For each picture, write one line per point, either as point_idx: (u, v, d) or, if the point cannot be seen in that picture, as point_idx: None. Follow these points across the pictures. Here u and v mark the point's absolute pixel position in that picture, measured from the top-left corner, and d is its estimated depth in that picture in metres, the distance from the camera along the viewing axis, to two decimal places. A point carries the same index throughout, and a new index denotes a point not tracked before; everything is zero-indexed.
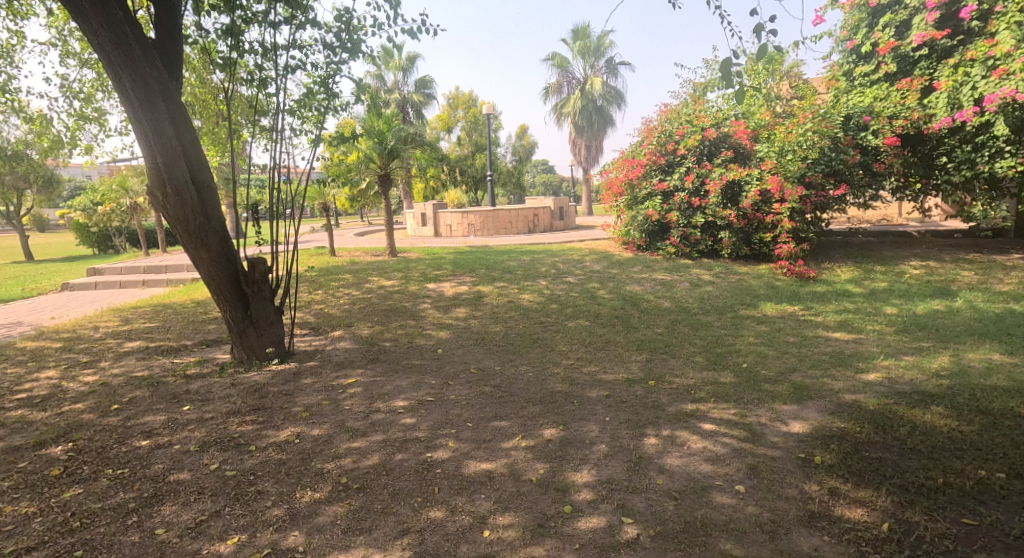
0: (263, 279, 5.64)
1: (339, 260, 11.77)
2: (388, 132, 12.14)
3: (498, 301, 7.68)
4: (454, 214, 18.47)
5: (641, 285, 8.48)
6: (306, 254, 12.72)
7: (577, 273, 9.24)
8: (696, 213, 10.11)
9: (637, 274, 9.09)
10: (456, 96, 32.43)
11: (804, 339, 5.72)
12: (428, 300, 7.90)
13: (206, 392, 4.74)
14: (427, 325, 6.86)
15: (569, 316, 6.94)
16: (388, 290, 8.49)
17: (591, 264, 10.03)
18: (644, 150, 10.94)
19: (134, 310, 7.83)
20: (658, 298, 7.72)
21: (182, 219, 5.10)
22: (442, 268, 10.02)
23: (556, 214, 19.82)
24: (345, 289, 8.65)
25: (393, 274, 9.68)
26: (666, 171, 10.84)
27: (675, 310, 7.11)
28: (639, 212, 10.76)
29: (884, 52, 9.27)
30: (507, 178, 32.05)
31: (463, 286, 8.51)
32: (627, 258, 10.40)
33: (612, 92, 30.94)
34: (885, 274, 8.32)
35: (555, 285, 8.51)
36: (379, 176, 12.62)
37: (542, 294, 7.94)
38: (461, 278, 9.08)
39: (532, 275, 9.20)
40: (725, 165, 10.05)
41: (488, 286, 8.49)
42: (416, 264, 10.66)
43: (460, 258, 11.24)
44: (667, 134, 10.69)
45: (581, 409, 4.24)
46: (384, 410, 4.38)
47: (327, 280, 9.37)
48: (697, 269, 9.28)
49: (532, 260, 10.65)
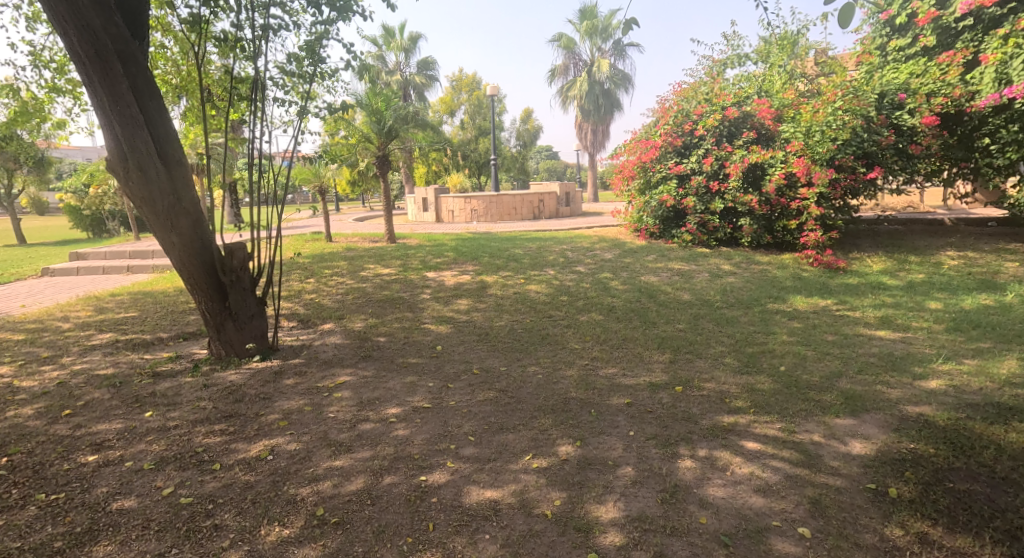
0: (243, 267, 5.07)
1: (335, 246, 11.19)
2: (386, 111, 11.47)
3: (503, 293, 7.09)
4: (457, 199, 17.87)
5: (656, 275, 7.88)
6: (301, 240, 12.15)
7: (587, 263, 8.63)
8: (715, 198, 9.47)
9: (652, 264, 8.50)
10: (460, 78, 31.66)
11: (845, 337, 5.13)
12: (427, 290, 7.32)
13: (174, 395, 4.18)
14: (426, 318, 6.29)
15: (580, 309, 6.36)
16: (385, 279, 7.92)
17: (602, 252, 9.43)
18: (659, 130, 10.29)
19: (111, 299, 7.28)
20: (675, 290, 7.12)
21: (148, 199, 4.52)
22: (443, 256, 9.43)
23: (562, 199, 19.17)
24: (339, 278, 8.08)
25: (391, 261, 9.10)
26: (683, 153, 10.22)
27: (695, 304, 6.52)
28: (653, 197, 10.14)
29: (923, 23, 8.62)
30: (512, 163, 31.37)
31: (465, 276, 7.94)
32: (640, 246, 9.79)
33: (620, 75, 30.07)
34: (921, 265, 7.71)
35: (564, 274, 7.92)
36: (377, 158, 11.98)
37: (550, 285, 7.36)
38: (463, 267, 8.50)
39: (538, 264, 8.60)
40: (746, 147, 9.39)
41: (492, 276, 7.90)
42: (415, 251, 10.07)
43: (463, 245, 10.67)
44: (684, 114, 10.07)
45: (600, 421, 3.68)
46: (374, 419, 3.83)
47: (320, 268, 8.80)
48: (716, 259, 8.66)
49: (539, 248, 10.04)
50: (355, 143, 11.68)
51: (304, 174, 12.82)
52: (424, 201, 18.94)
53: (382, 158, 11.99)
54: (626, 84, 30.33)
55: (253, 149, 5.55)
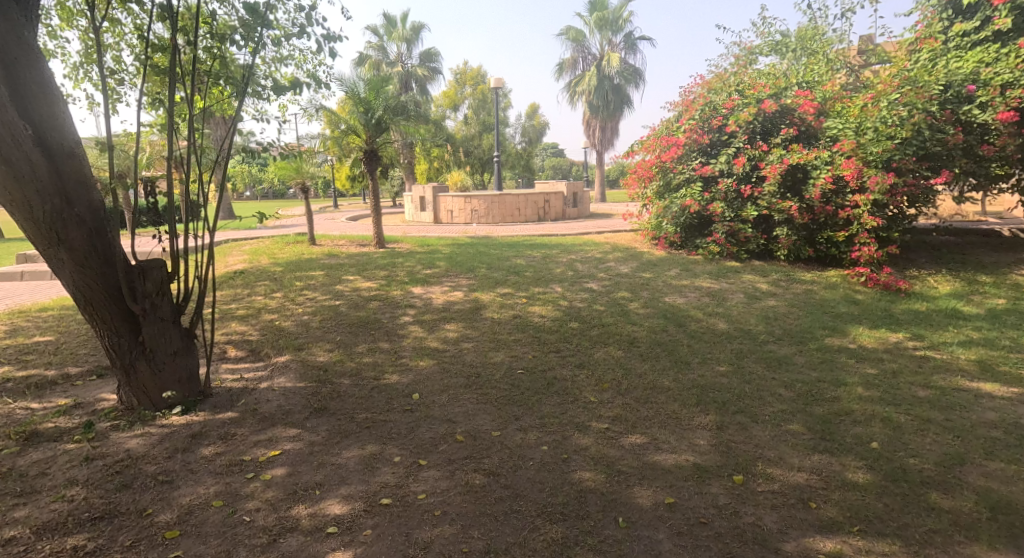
0: (159, 292, 3.88)
1: (316, 250, 10.03)
2: (375, 100, 10.20)
3: (501, 317, 5.93)
4: (456, 199, 16.70)
5: (683, 295, 6.72)
6: (281, 243, 11.00)
7: (600, 278, 7.46)
8: (747, 205, 8.29)
9: (675, 281, 7.32)
10: (464, 71, 30.15)
11: (943, 394, 3.95)
12: (412, 311, 6.16)
13: (36, 475, 3.03)
14: (405, 350, 5.14)
15: (594, 344, 5.20)
16: (363, 295, 6.76)
17: (616, 264, 8.25)
18: (682, 126, 9.08)
19: (35, 315, 6.12)
20: (707, 316, 5.95)
21: (21, 201, 3.33)
22: (434, 266, 8.28)
23: (569, 200, 17.98)
24: (310, 291, 6.94)
25: (374, 272, 7.94)
26: (710, 153, 9.08)
27: (736, 336, 5.34)
28: (674, 202, 8.96)
29: (998, 3, 7.39)
30: (516, 160, 30.22)
31: (457, 293, 6.78)
32: (659, 258, 8.61)
33: (630, 70, 28.84)
34: (998, 289, 6.51)
35: (573, 293, 6.76)
36: (364, 152, 10.74)
37: (557, 308, 6.19)
38: (456, 281, 7.33)
39: (543, 279, 7.43)
40: (785, 145, 8.18)
41: (489, 293, 6.75)
42: (404, 259, 8.92)
43: (458, 252, 9.51)
44: (712, 107, 8.84)
45: (633, 543, 2.53)
46: (309, 526, 2.69)
47: (292, 278, 7.64)
48: (750, 276, 7.48)
49: (544, 258, 8.86)
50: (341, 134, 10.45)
51: (286, 168, 11.62)
52: (421, 200, 17.81)
53: (368, 151, 10.70)
54: (637, 79, 29.04)
55: (177, 139, 4.34)
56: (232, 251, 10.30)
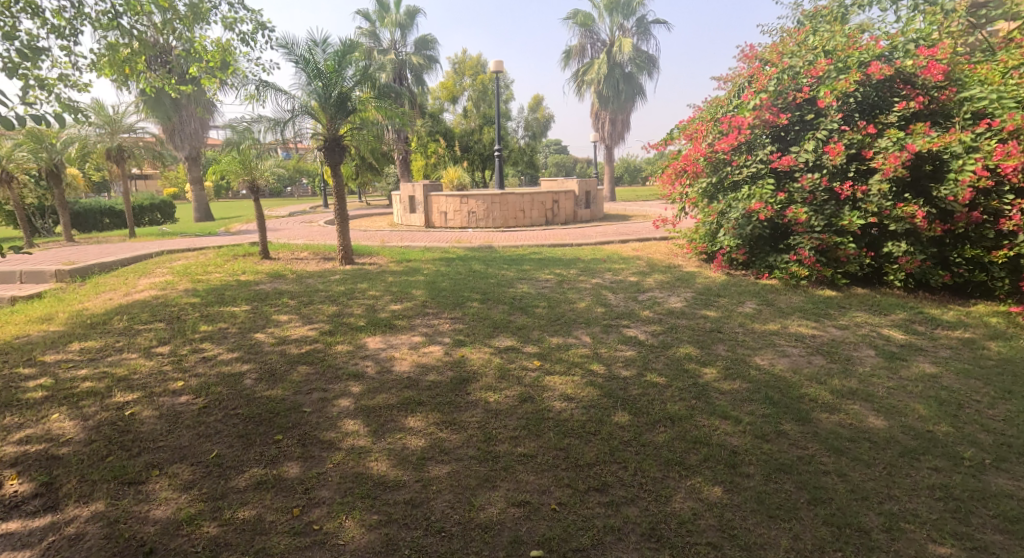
0: None
1: (263, 269, 7.77)
2: (337, 73, 7.68)
3: (500, 404, 3.62)
4: (451, 199, 14.39)
5: (778, 352, 4.40)
6: (223, 257, 8.69)
7: (646, 319, 5.14)
8: (845, 209, 6.02)
9: (757, 324, 4.99)
10: (462, 59, 27.51)
11: None
12: (356, 386, 3.84)
13: None
14: (325, 486, 2.82)
15: (665, 476, 2.89)
16: (291, 350, 4.44)
17: (663, 295, 5.93)
18: (749, 102, 6.77)
19: None
20: (838, 400, 3.62)
21: None
22: (408, 297, 5.95)
23: (580, 200, 15.61)
24: (213, 342, 4.61)
25: (322, 306, 5.64)
26: (784, 139, 6.81)
27: (916, 451, 3.02)
28: (737, 205, 6.66)
29: None
30: (519, 156, 27.96)
31: (435, 349, 4.48)
32: (718, 284, 6.29)
33: (644, 57, 26.42)
34: None
35: (610, 349, 4.45)
36: (323, 142, 8.04)
37: (590, 383, 3.88)
38: (434, 325, 5.01)
39: (561, 320, 5.10)
40: (902, 126, 5.85)
41: (481, 351, 4.44)
42: (370, 283, 6.63)
43: (445, 273, 7.21)
44: (792, 74, 6.49)
45: None
46: None
47: (202, 317, 5.33)
48: (863, 316, 5.15)
49: (560, 283, 6.55)
50: (288, 117, 7.77)
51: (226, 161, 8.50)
52: (411, 200, 15.48)
53: (327, 142, 8.01)
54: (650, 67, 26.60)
55: None
56: (155, 266, 8.00)
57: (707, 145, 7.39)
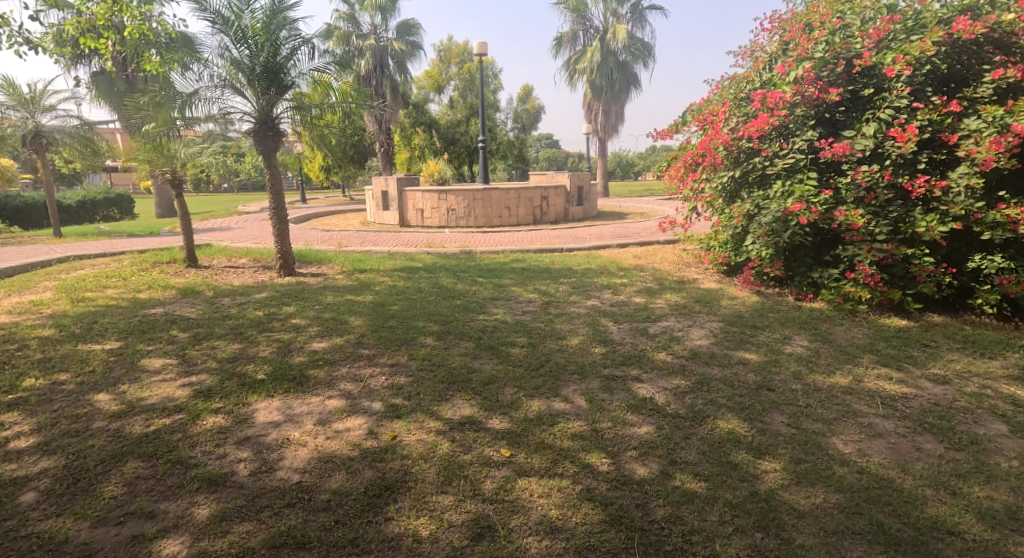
0: None
1: (178, 283, 6.25)
2: (266, 36, 6.09)
3: (436, 548, 2.16)
4: (428, 194, 12.86)
5: (864, 427, 2.97)
6: (136, 266, 7.14)
7: (664, 368, 3.69)
8: (918, 212, 4.61)
9: (817, 376, 3.56)
10: (450, 47, 25.94)
11: None
12: (205, 506, 2.34)
13: None
14: None
15: None
16: (133, 426, 2.90)
17: (681, 326, 4.48)
18: (787, 74, 5.32)
19: None
20: (997, 535, 2.19)
21: None
22: (342, 329, 4.46)
23: (572, 196, 14.15)
24: (23, 410, 3.07)
25: (219, 344, 4.10)
26: (829, 122, 5.41)
27: None
28: (771, 205, 5.21)
29: None
30: (508, 149, 26.47)
31: (355, 424, 3.00)
32: (750, 310, 4.86)
33: (640, 45, 25.00)
34: None
35: (614, 425, 3.00)
36: (252, 124, 6.43)
37: (586, 499, 2.42)
38: (364, 379, 3.52)
39: (544, 371, 3.64)
40: (997, 102, 4.45)
41: (423, 429, 2.96)
42: (300, 306, 5.12)
43: (401, 290, 5.72)
44: (845, 38, 5.05)
45: None
46: None
47: (38, 361, 3.75)
48: (962, 361, 3.73)
49: (545, 305, 5.09)
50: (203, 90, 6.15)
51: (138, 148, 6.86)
52: (384, 196, 13.92)
53: (258, 124, 6.41)
54: (646, 56, 25.18)
55: None
56: (43, 277, 6.42)
57: (730, 130, 5.95)
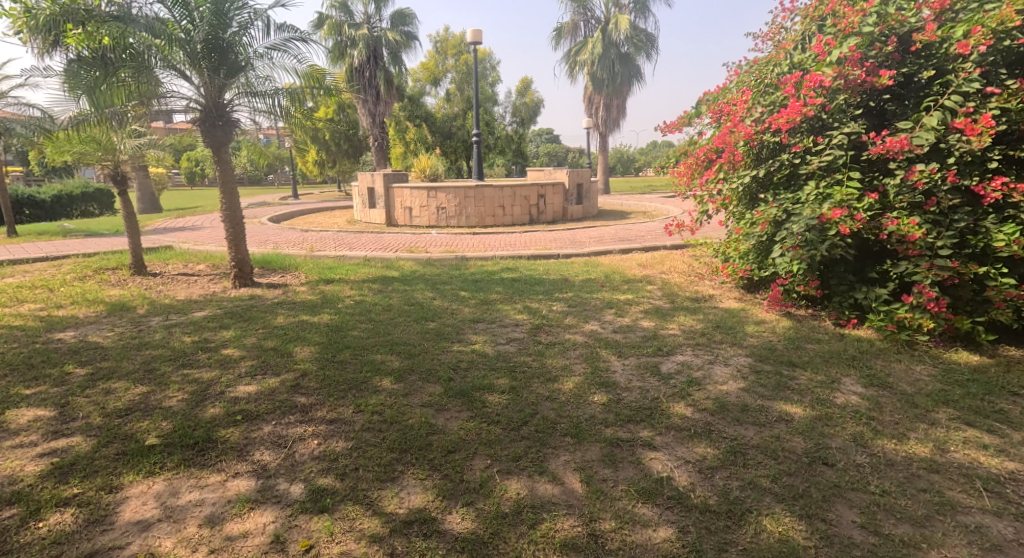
0: None
1: (112, 296, 5.39)
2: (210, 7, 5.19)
3: None
4: (416, 192, 11.98)
5: (971, 532, 2.12)
6: (72, 274, 6.25)
7: (685, 429, 2.82)
8: (991, 221, 3.76)
9: (886, 442, 2.71)
10: (445, 38, 24.71)
11: None
12: None
13: None
14: None
15: None
16: None
17: (701, 363, 3.62)
18: (826, 54, 4.43)
19: None
20: None
21: None
22: (280, 364, 3.59)
23: (571, 194, 13.29)
24: None
25: (116, 388, 3.22)
26: (873, 111, 4.54)
27: None
28: (805, 211, 4.33)
29: None
30: (506, 144, 25.70)
31: (259, 523, 2.15)
32: (784, 339, 3.99)
33: (642, 36, 24.11)
34: None
35: (620, 527, 2.15)
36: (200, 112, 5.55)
37: None
38: (288, 444, 2.66)
39: (527, 432, 2.78)
40: None
41: (353, 532, 2.11)
42: (239, 331, 4.24)
43: (366, 308, 4.85)
44: (900, 9, 4.18)
45: None
46: None
47: None
48: None
49: (534, 331, 4.22)
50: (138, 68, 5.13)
51: (68, 138, 5.95)
52: (370, 193, 13.02)
53: (204, 111, 5.54)
54: (649, 47, 24.29)
55: None
56: None
57: (752, 122, 5.06)
